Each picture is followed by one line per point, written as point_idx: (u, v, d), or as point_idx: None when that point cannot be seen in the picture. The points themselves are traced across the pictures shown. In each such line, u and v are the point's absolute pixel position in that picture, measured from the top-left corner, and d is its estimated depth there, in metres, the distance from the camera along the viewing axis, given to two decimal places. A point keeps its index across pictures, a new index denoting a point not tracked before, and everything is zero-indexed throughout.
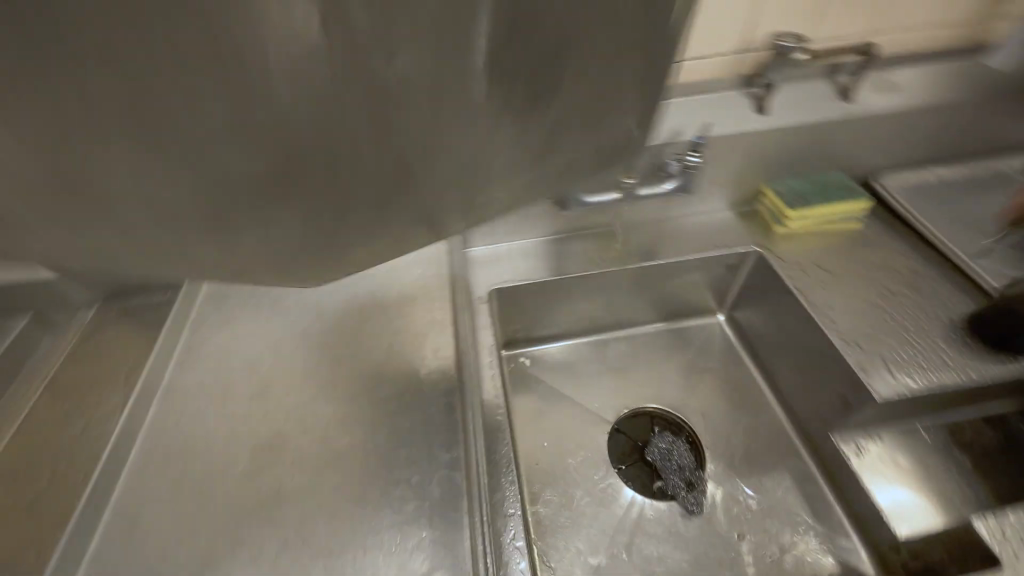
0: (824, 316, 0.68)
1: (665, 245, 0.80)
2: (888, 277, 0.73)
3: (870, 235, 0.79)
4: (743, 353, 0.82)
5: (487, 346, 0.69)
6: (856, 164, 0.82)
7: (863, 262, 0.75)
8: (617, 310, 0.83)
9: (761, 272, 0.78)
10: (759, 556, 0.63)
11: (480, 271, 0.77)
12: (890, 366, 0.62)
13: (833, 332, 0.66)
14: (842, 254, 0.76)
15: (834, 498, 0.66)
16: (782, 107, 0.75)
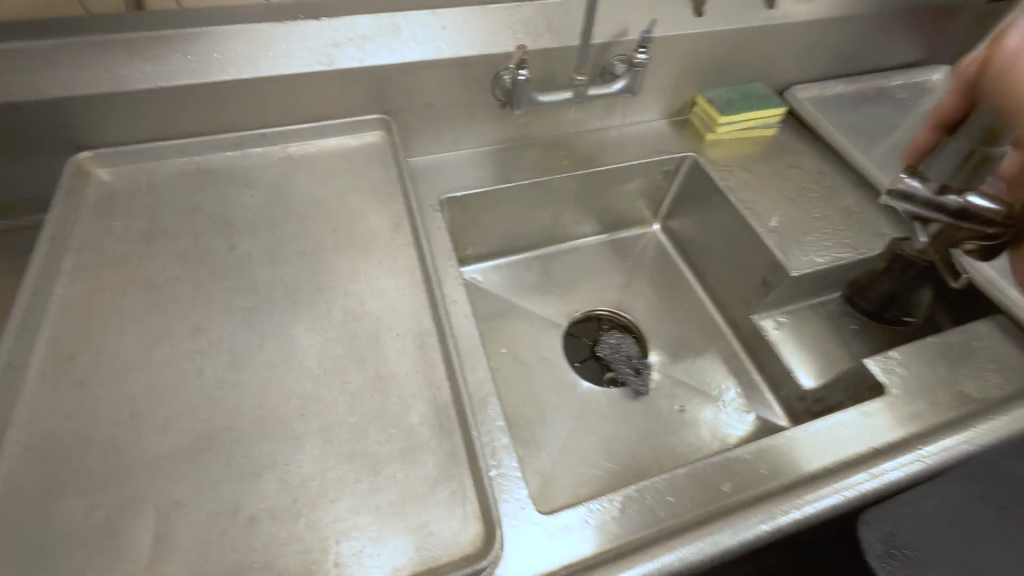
0: (749, 212, 0.74)
1: (609, 153, 0.80)
2: (800, 177, 0.80)
3: (785, 142, 0.84)
4: (676, 258, 0.89)
5: (441, 251, 0.64)
6: (778, 71, 0.85)
7: (779, 167, 0.81)
8: (564, 222, 0.85)
9: (692, 179, 0.82)
10: (699, 426, 0.72)
11: (426, 180, 0.72)
12: (804, 249, 0.71)
13: (758, 224, 0.73)
14: (761, 160, 0.82)
15: (754, 370, 0.77)
16: (716, 10, 0.74)
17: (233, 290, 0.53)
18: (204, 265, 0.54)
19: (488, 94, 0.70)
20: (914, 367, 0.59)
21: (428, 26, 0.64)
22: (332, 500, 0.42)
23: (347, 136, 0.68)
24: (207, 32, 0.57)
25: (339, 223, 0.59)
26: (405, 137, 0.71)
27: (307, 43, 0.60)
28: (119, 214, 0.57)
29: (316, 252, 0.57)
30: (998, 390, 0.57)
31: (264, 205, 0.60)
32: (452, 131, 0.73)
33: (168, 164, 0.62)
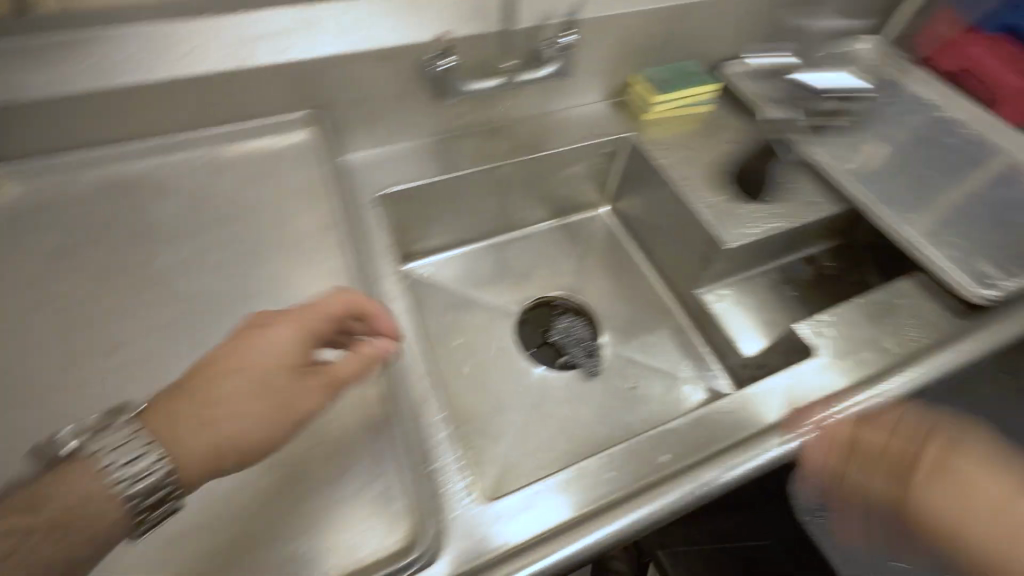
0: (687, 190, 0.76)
1: (550, 138, 0.79)
2: (736, 152, 0.81)
3: (722, 116, 0.85)
4: (626, 238, 0.90)
5: (379, 248, 0.63)
6: (714, 47, 0.85)
7: (718, 143, 0.82)
8: (512, 210, 0.84)
9: (635, 160, 0.83)
10: (652, 402, 0.74)
11: (359, 177, 0.70)
12: (742, 223, 0.72)
13: (696, 202, 0.74)
14: (702, 137, 0.82)
15: (700, 339, 0.80)
16: None
17: (171, 305, 0.55)
18: (135, 283, 0.55)
19: (418, 84, 0.68)
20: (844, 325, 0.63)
21: (347, 19, 0.62)
22: (269, 500, 0.46)
23: (273, 136, 0.66)
24: (117, 34, 0.55)
25: (271, 232, 0.61)
26: (337, 133, 0.69)
27: (218, 41, 0.58)
28: (40, 236, 0.56)
29: (249, 261, 0.59)
30: (915, 345, 0.62)
31: (193, 219, 0.61)
32: (383, 125, 0.70)
33: (80, 179, 0.60)
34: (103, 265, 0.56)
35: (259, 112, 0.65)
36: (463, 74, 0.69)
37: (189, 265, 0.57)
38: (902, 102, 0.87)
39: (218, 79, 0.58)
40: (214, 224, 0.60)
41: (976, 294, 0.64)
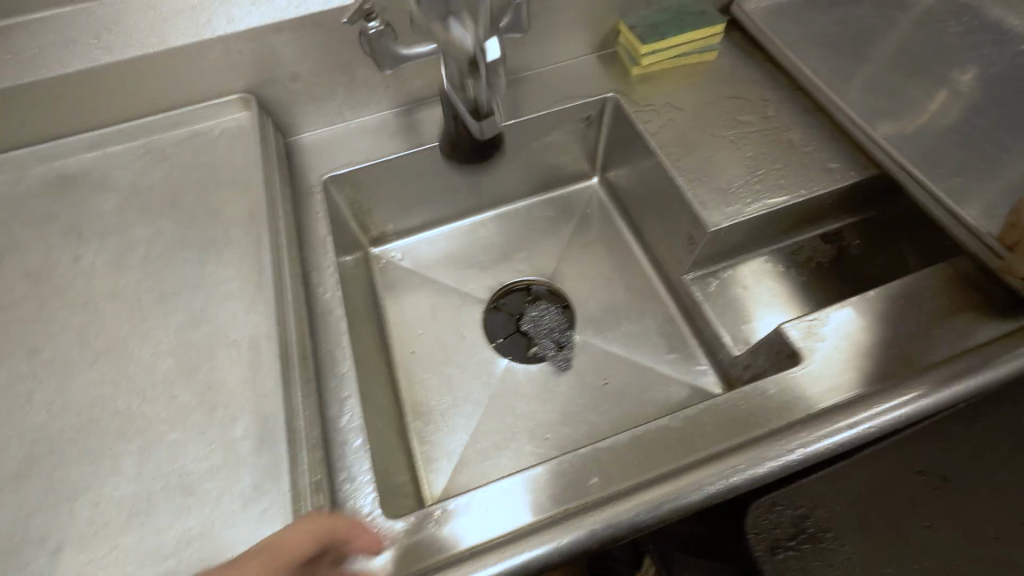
0: (727, 162, 0.64)
1: (591, 88, 0.72)
2: (752, 116, 0.67)
3: (726, 71, 0.71)
4: (622, 214, 0.81)
5: (315, 229, 0.61)
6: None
7: (719, 107, 0.69)
8: (489, 183, 0.79)
9: (618, 123, 0.73)
10: (621, 419, 0.66)
11: (310, 157, 0.67)
12: (759, 195, 0.62)
13: (773, 164, 0.64)
14: (706, 93, 0.70)
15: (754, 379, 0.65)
16: None
17: (140, 279, 0.51)
18: (154, 252, 0.53)
19: (355, 52, 0.62)
20: (868, 321, 0.53)
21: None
22: (198, 514, 0.39)
23: (203, 122, 0.62)
24: (49, 19, 0.55)
25: (189, 213, 0.56)
26: (277, 111, 0.66)
27: None
28: (96, 198, 0.57)
29: (161, 257, 0.52)
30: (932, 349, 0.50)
31: (113, 192, 0.57)
32: (403, 83, 0.69)
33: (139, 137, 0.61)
34: (132, 235, 0.54)
35: (180, 98, 0.61)
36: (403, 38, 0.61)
37: (180, 253, 0.53)
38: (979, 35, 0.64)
39: (234, 44, 0.57)
40: (176, 210, 0.56)
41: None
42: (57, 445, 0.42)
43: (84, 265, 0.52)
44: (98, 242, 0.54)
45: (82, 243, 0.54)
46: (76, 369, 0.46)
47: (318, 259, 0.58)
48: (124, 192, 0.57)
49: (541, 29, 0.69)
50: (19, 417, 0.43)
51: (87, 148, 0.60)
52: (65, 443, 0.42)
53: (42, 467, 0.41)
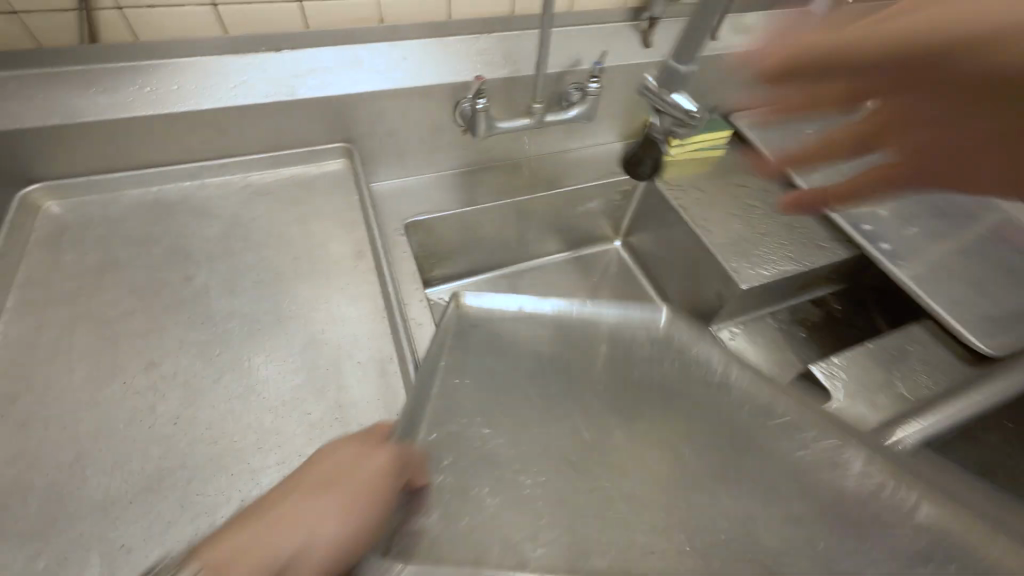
0: (740, 235, 0.79)
1: (627, 169, 0.87)
2: (755, 202, 0.84)
3: (731, 166, 0.90)
4: (640, 274, 0.95)
5: (405, 272, 0.67)
6: (723, 100, 0.91)
7: (729, 192, 0.86)
8: (529, 240, 0.89)
9: (648, 198, 0.88)
10: None
11: (390, 205, 0.75)
12: (771, 262, 0.76)
13: (776, 240, 0.79)
14: (718, 182, 0.87)
15: None
16: (665, 43, 0.78)
17: (252, 300, 0.53)
18: (263, 275, 0.56)
19: (451, 119, 0.72)
20: (863, 366, 0.64)
21: (393, 56, 0.66)
22: None
23: (302, 163, 0.68)
24: (181, 64, 0.59)
25: (292, 243, 0.60)
26: (366, 162, 0.73)
27: (373, 63, 0.65)
28: (195, 222, 0.60)
29: (273, 284, 0.55)
30: (929, 391, 0.62)
31: (216, 219, 0.61)
32: (475, 150, 0.79)
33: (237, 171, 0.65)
34: (237, 261, 0.57)
35: (287, 143, 0.66)
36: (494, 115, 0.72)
37: (289, 281, 0.56)
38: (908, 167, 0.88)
39: (351, 105, 0.65)
40: (281, 243, 0.60)
41: (979, 344, 0.65)
42: (179, 461, 0.42)
43: (195, 285, 0.54)
44: (208, 265, 0.56)
45: (189, 265, 0.56)
46: (195, 382, 0.47)
47: (410, 296, 0.64)
48: (229, 221, 0.61)
49: (594, 121, 0.83)
50: (143, 429, 0.43)
51: (184, 177, 0.64)
52: (191, 457, 0.42)
53: (171, 481, 0.41)
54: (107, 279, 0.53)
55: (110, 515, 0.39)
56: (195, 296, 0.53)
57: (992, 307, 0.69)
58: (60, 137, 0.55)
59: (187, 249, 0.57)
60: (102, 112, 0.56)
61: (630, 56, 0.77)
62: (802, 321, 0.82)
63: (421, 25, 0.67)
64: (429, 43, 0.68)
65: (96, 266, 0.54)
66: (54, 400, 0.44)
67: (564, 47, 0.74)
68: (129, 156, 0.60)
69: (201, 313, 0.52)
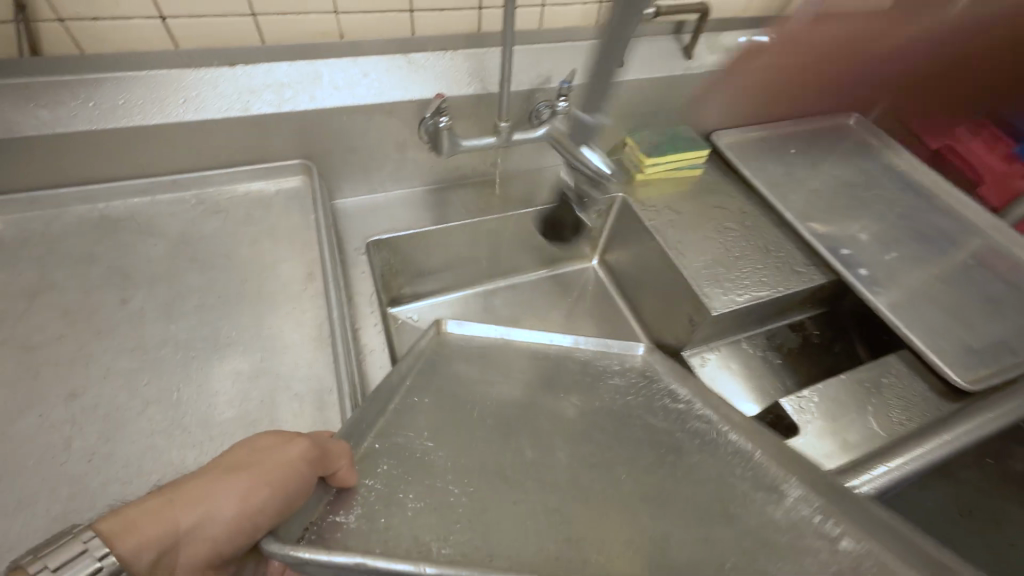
0: (715, 258, 0.77)
1: (602, 187, 0.85)
2: (732, 224, 0.82)
3: (709, 186, 0.88)
4: (616, 294, 0.92)
5: (362, 293, 0.64)
6: (702, 118, 0.90)
7: (706, 213, 0.84)
8: (502, 258, 0.86)
9: (623, 217, 0.86)
10: None
11: (354, 222, 0.73)
12: (746, 287, 0.74)
13: (752, 264, 0.77)
14: (695, 202, 0.85)
15: None
16: (637, 61, 0.77)
17: (190, 325, 0.51)
18: (205, 298, 0.54)
19: (417, 136, 0.70)
20: (835, 399, 0.62)
21: (353, 71, 0.63)
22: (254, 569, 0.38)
23: (260, 179, 0.66)
24: (127, 78, 0.56)
25: (241, 264, 0.58)
26: (329, 178, 0.71)
27: (332, 78, 0.63)
28: (141, 240, 0.58)
29: (217, 308, 0.53)
30: (902, 428, 0.59)
31: (162, 237, 0.58)
32: (443, 167, 0.77)
33: (190, 187, 0.63)
34: (180, 282, 0.55)
35: (245, 159, 0.65)
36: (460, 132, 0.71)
37: (232, 305, 0.54)
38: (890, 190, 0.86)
39: (307, 121, 0.63)
40: (230, 263, 0.58)
41: (956, 378, 0.62)
42: (90, 502, 0.39)
43: (132, 308, 0.52)
44: (149, 287, 0.54)
45: (129, 287, 0.53)
46: (119, 414, 0.44)
47: (365, 319, 0.61)
48: (177, 240, 0.59)
49: None
50: (55, 467, 0.41)
51: (134, 194, 0.61)
52: (103, 497, 0.39)
53: (78, 524, 0.38)
54: (39, 302, 0.51)
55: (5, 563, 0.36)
56: (130, 320, 0.51)
57: (972, 338, 0.67)
58: None
59: (128, 269, 0.55)
60: (42, 128, 0.53)
61: (601, 74, 0.75)
62: (779, 348, 0.79)
63: (381, 41, 0.65)
64: (393, 57, 0.66)
65: (30, 287, 0.52)
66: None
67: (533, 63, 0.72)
68: (74, 172, 0.58)
69: (134, 339, 0.49)
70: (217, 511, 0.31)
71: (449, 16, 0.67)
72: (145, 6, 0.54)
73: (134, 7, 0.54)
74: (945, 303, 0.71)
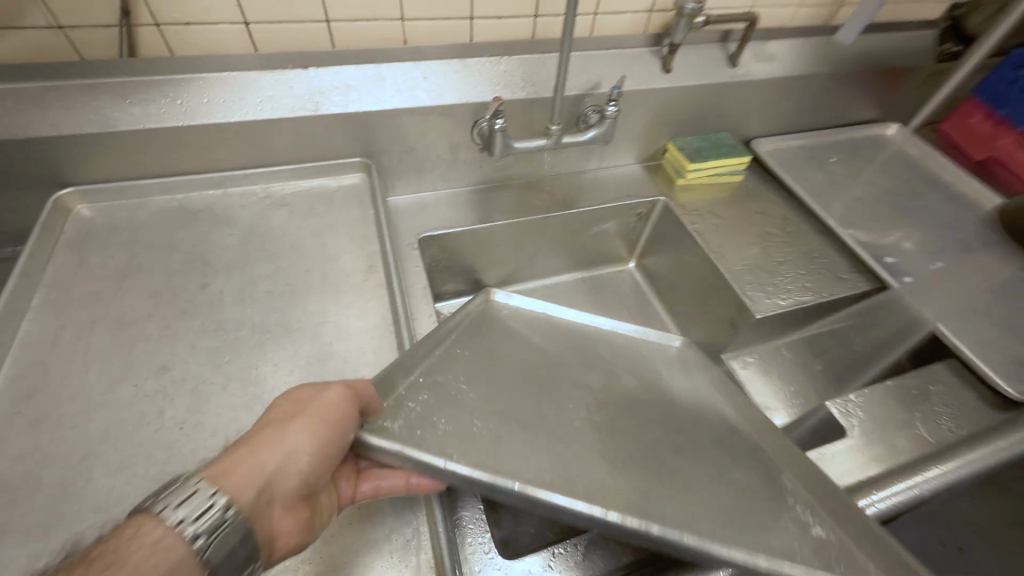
0: (756, 262, 0.78)
1: (643, 191, 0.87)
2: (772, 230, 0.83)
3: (748, 193, 0.89)
4: (653, 297, 0.93)
5: (415, 287, 0.67)
6: (744, 125, 0.91)
7: (745, 217, 0.85)
8: (542, 258, 0.88)
9: (663, 221, 0.87)
10: None
11: (405, 219, 0.76)
12: (788, 291, 0.74)
13: (793, 269, 0.78)
14: (735, 207, 0.86)
15: None
16: (682, 69, 0.79)
17: (263, 310, 0.55)
18: (277, 284, 0.57)
19: (470, 137, 0.72)
20: (880, 403, 0.62)
21: (414, 75, 0.67)
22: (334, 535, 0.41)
23: (322, 176, 0.70)
24: (212, 77, 0.61)
25: (308, 252, 0.61)
26: (384, 176, 0.74)
27: (395, 82, 0.66)
28: (215, 230, 0.62)
29: (287, 293, 0.56)
30: (952, 436, 0.59)
31: (234, 228, 0.62)
32: (490, 168, 0.80)
33: (258, 180, 0.67)
34: (253, 271, 0.58)
35: (309, 157, 0.68)
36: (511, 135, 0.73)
37: (301, 293, 0.57)
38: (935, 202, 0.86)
39: (370, 122, 0.66)
40: (296, 254, 0.61)
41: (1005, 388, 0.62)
42: (182, 465, 0.42)
43: (210, 292, 0.55)
44: (224, 274, 0.57)
45: (207, 272, 0.57)
46: (203, 389, 0.47)
47: (418, 311, 0.64)
48: (247, 230, 0.62)
49: (610, 144, 0.84)
50: (148, 434, 0.44)
51: (208, 186, 0.66)
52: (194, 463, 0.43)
53: None
54: (127, 283, 0.55)
55: (107, 518, 0.39)
56: (210, 304, 0.54)
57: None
58: (93, 144, 0.58)
59: (206, 255, 0.59)
60: (134, 123, 0.58)
61: (648, 80, 0.77)
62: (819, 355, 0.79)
63: (442, 46, 0.68)
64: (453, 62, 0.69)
65: (118, 270, 0.56)
66: (66, 400, 0.45)
67: (583, 69, 0.74)
68: (157, 165, 0.62)
69: (216, 321, 0.53)
70: (285, 458, 0.37)
71: (506, 23, 0.69)
72: (230, 12, 0.58)
73: (221, 13, 0.58)
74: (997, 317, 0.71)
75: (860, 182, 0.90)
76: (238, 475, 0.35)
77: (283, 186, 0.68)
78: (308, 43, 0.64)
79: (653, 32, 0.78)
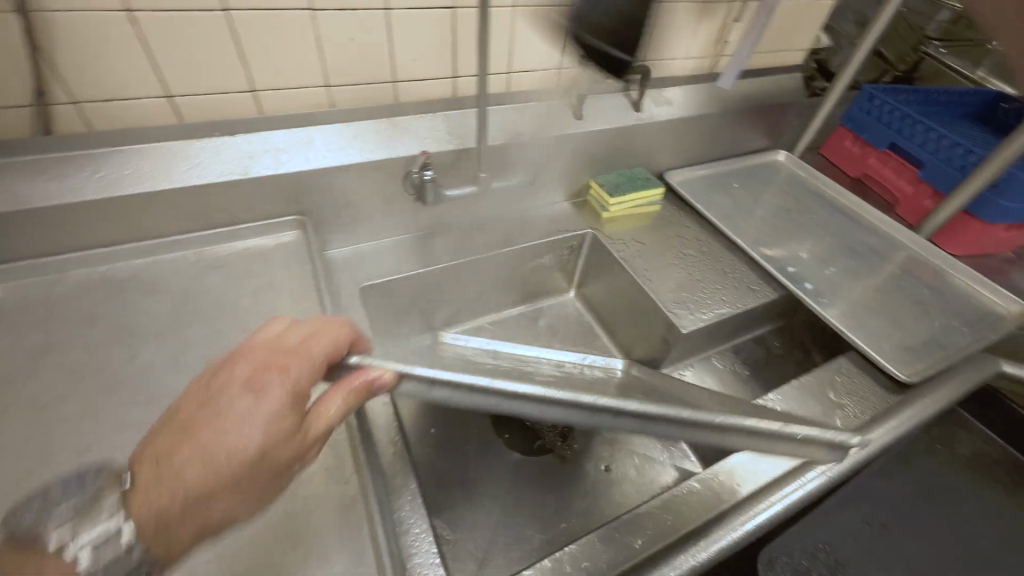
0: (678, 281, 0.85)
1: (572, 225, 0.93)
2: (689, 250, 0.92)
3: (666, 219, 0.98)
4: (594, 322, 0.98)
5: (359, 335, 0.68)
6: (656, 160, 1.01)
7: (667, 241, 0.93)
8: (488, 297, 0.92)
9: (594, 250, 0.94)
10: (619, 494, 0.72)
11: (346, 271, 0.77)
12: (709, 305, 0.82)
13: (711, 282, 0.86)
14: (655, 232, 0.95)
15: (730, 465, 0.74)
16: (592, 114, 0.88)
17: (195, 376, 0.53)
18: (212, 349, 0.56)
19: (403, 189, 0.76)
20: (794, 398, 0.69)
21: (344, 135, 0.71)
22: None
23: (259, 236, 0.71)
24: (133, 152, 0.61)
25: (245, 312, 0.61)
26: (321, 231, 0.76)
27: (326, 142, 0.69)
28: (144, 299, 0.60)
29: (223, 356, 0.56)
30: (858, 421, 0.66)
31: (164, 294, 0.61)
32: (425, 215, 0.83)
33: (187, 244, 0.67)
34: (185, 338, 0.57)
35: (245, 218, 0.69)
36: (442, 183, 0.78)
37: None
38: (823, 219, 0.99)
39: (301, 181, 0.68)
40: (232, 315, 0.61)
41: (897, 372, 0.70)
42: None
43: (139, 363, 0.54)
44: (155, 343, 0.56)
45: (135, 343, 0.56)
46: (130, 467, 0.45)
47: None
48: (177, 297, 0.61)
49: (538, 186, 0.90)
50: None
51: (135, 255, 0.65)
52: None
53: None
54: (45, 363, 0.52)
55: None
56: (139, 374, 0.53)
57: (910, 339, 0.76)
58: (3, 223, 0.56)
59: (131, 326, 0.57)
60: (50, 199, 0.57)
61: (563, 126, 0.85)
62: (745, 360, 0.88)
63: (369, 110, 0.73)
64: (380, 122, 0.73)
65: (33, 350, 0.54)
66: None
67: (506, 121, 0.82)
68: (79, 238, 0.61)
69: (144, 393, 0.51)
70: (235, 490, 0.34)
71: (428, 85, 0.76)
72: (153, 87, 0.60)
73: (145, 88, 0.60)
74: (884, 310, 0.81)
75: (759, 203, 1.02)
76: (185, 526, 0.33)
77: (217, 248, 0.68)
78: (236, 112, 0.66)
79: (563, 86, 0.88)
